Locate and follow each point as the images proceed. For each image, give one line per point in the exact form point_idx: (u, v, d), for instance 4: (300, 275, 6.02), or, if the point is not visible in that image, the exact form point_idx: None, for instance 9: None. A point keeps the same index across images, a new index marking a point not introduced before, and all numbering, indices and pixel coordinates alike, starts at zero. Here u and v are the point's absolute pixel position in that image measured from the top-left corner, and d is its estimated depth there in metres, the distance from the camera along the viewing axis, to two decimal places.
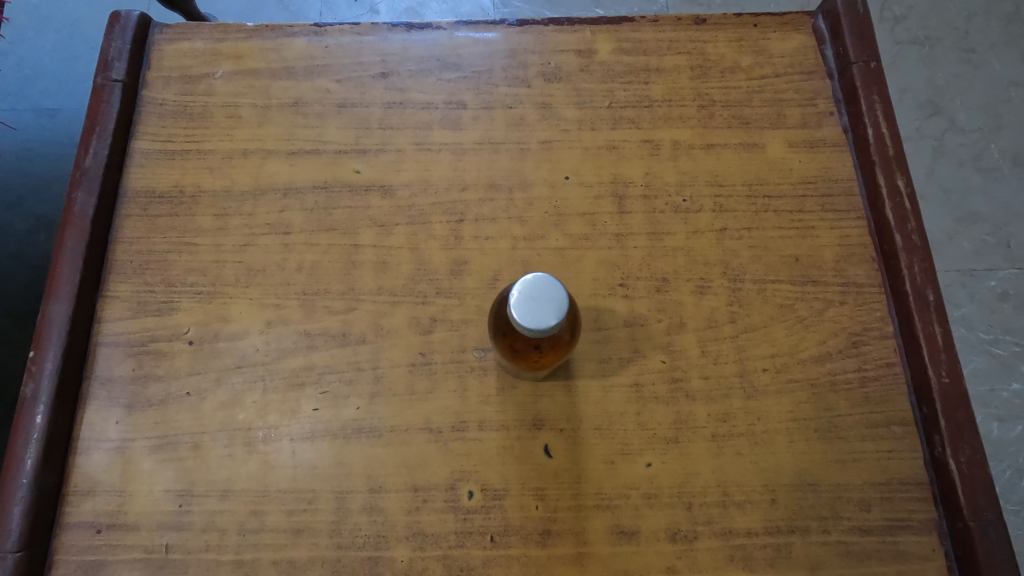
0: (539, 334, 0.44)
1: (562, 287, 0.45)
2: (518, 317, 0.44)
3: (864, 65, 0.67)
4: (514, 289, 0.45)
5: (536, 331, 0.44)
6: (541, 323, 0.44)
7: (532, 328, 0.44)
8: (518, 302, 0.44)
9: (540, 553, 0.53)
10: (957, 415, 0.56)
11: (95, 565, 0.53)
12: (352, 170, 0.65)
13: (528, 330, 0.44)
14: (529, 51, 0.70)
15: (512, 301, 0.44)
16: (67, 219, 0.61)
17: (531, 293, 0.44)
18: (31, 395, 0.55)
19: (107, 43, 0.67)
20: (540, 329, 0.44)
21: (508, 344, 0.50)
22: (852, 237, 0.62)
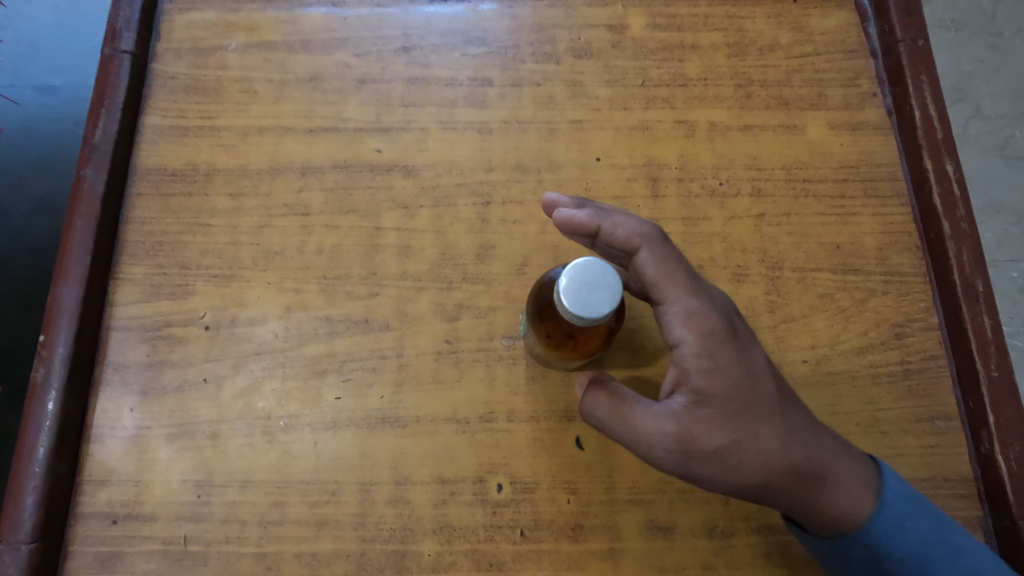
0: (587, 322, 0.42)
1: (615, 273, 0.42)
2: (569, 305, 0.41)
3: (911, 44, 0.64)
4: (563, 274, 0.42)
5: (586, 320, 0.42)
6: (592, 313, 0.41)
7: (582, 317, 0.41)
8: (568, 287, 0.41)
9: (571, 548, 0.52)
10: (1006, 409, 0.54)
11: (112, 556, 0.51)
12: (372, 149, 0.62)
13: (576, 318, 0.42)
14: (558, 26, 0.66)
15: (561, 287, 0.42)
16: (76, 197, 0.58)
17: (581, 278, 0.42)
18: (41, 380, 0.53)
19: (114, 13, 0.64)
20: (591, 318, 0.41)
21: (544, 330, 0.47)
22: (895, 224, 0.60)
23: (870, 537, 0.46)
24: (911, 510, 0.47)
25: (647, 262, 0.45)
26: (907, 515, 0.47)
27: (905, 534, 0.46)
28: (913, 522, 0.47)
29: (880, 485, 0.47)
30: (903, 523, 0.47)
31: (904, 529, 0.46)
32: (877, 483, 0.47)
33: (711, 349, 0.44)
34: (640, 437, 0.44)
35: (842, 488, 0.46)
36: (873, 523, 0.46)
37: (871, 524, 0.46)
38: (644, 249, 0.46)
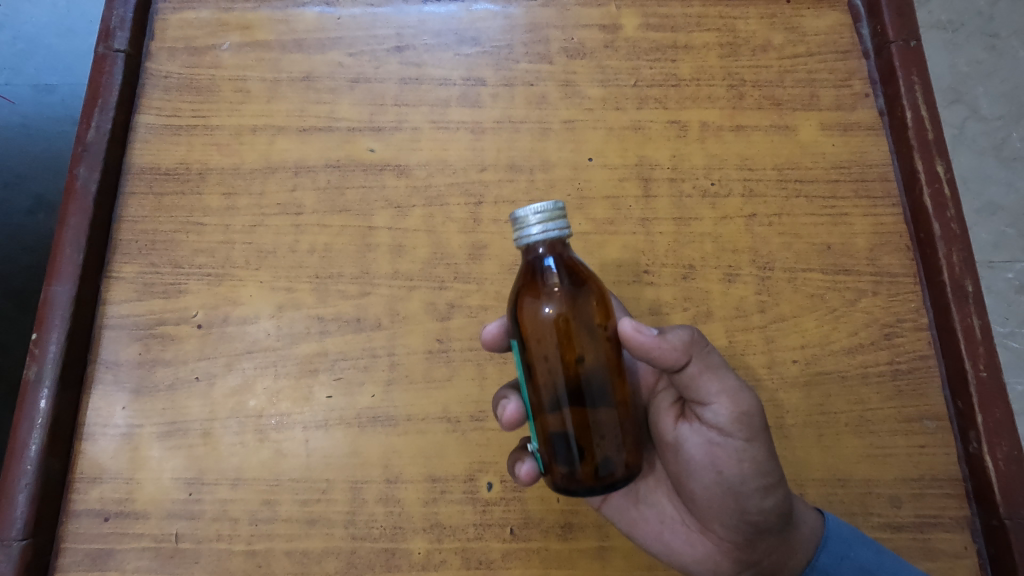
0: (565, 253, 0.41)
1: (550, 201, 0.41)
2: (540, 224, 0.39)
3: (903, 44, 0.64)
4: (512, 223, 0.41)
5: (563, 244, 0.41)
6: (564, 224, 0.40)
7: (560, 229, 0.40)
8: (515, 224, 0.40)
9: (561, 546, 0.52)
10: (995, 409, 0.54)
11: (103, 554, 0.51)
12: (365, 148, 0.62)
13: (551, 236, 0.39)
14: (551, 26, 0.66)
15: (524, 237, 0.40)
16: (69, 196, 0.58)
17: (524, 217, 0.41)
18: (34, 378, 0.53)
19: (108, 12, 0.64)
20: (567, 228, 0.40)
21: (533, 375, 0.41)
22: (886, 225, 0.60)
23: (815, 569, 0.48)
24: (850, 541, 0.48)
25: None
26: (847, 544, 0.48)
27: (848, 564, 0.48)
28: (854, 551, 0.48)
29: (819, 525, 0.48)
30: (846, 553, 0.48)
31: (846, 559, 0.48)
32: (819, 522, 0.49)
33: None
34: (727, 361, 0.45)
35: (800, 514, 0.48)
36: (818, 554, 0.48)
37: (817, 557, 0.48)
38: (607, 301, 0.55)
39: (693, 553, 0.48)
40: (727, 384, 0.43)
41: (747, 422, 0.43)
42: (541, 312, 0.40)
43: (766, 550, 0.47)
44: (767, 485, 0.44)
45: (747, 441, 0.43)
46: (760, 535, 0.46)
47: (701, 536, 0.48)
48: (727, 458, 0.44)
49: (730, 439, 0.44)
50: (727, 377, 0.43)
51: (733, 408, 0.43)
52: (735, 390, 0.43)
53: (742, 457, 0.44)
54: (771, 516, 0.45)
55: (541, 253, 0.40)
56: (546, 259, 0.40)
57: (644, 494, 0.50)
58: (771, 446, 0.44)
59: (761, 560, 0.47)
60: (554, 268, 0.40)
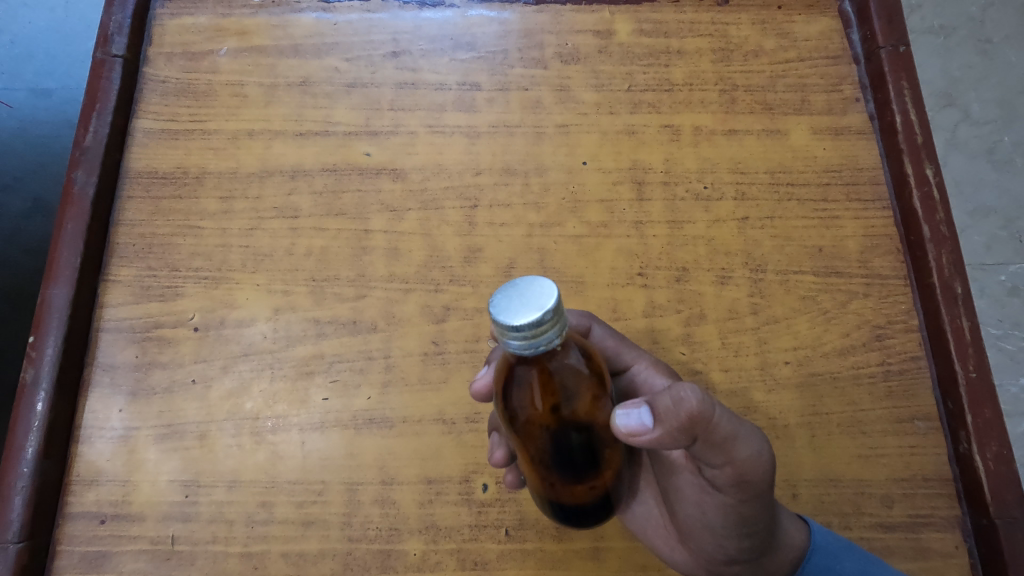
0: (553, 359, 0.36)
1: (552, 295, 0.33)
2: (525, 340, 0.33)
3: (892, 50, 0.65)
4: (501, 294, 0.34)
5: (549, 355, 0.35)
6: (554, 335, 0.34)
7: (549, 343, 0.33)
8: (500, 301, 0.34)
9: (556, 548, 0.52)
10: (984, 410, 0.54)
11: (99, 557, 0.51)
12: (361, 152, 0.63)
13: (537, 350, 0.34)
14: (545, 31, 0.67)
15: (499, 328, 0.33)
16: (67, 200, 0.59)
17: (517, 297, 0.34)
18: (31, 381, 0.54)
19: (106, 18, 0.65)
20: (559, 338, 0.34)
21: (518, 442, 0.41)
22: (877, 228, 0.61)
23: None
24: (838, 553, 0.48)
25: (602, 334, 0.53)
26: (835, 557, 0.48)
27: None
28: (841, 564, 0.48)
29: (805, 540, 0.49)
30: (831, 565, 0.48)
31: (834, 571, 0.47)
32: (804, 536, 0.49)
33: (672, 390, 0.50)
34: (739, 430, 0.40)
35: (785, 534, 0.48)
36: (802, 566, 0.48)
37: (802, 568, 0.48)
38: (598, 321, 0.53)
39: (670, 557, 0.50)
40: (733, 458, 0.40)
41: (743, 486, 0.41)
42: (528, 421, 0.37)
43: (741, 571, 0.49)
44: (748, 530, 0.45)
45: (740, 500, 0.43)
46: (733, 562, 0.48)
47: (680, 545, 0.50)
48: (714, 504, 0.44)
49: (722, 494, 0.43)
50: (735, 452, 0.40)
51: (733, 476, 0.41)
52: (737, 461, 0.40)
53: (730, 510, 0.44)
54: (746, 549, 0.46)
55: (525, 363, 0.35)
56: (530, 370, 0.36)
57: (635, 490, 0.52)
58: (765, 502, 0.43)
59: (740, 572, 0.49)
60: (540, 379, 0.36)
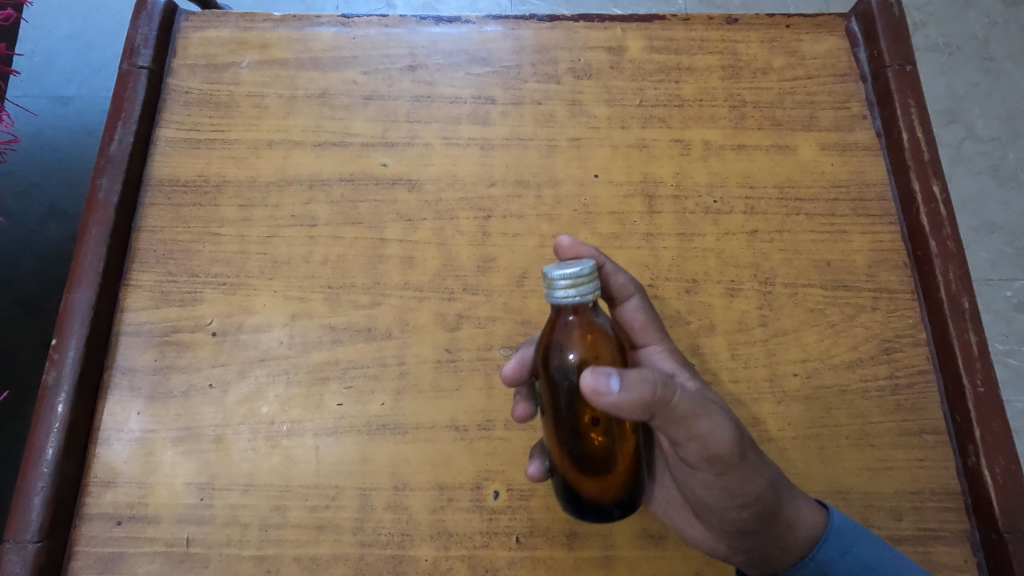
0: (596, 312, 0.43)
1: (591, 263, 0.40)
2: (563, 288, 0.39)
3: (899, 68, 0.66)
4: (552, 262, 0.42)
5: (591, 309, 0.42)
6: (589, 292, 0.40)
7: (581, 296, 0.40)
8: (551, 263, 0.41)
9: (566, 556, 0.53)
10: (992, 424, 0.55)
11: (115, 558, 0.52)
12: (378, 163, 0.64)
13: (573, 300, 0.40)
14: (559, 47, 0.69)
15: (550, 277, 0.40)
16: (91, 207, 0.60)
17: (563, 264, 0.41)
18: (53, 382, 0.55)
19: (133, 30, 0.67)
20: (592, 294, 0.40)
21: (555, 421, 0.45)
22: (884, 243, 0.62)
23: (814, 560, 0.48)
24: (856, 536, 0.48)
25: (634, 309, 0.55)
26: (853, 540, 0.48)
27: (851, 559, 0.47)
28: (858, 548, 0.48)
29: (821, 522, 0.49)
30: (848, 548, 0.48)
31: (849, 554, 0.47)
32: (822, 518, 0.49)
33: (681, 373, 0.52)
34: (699, 407, 0.41)
35: (798, 513, 0.48)
36: (819, 548, 0.48)
37: (817, 549, 0.48)
38: (639, 294, 0.55)
39: (691, 535, 0.52)
40: (693, 433, 0.42)
41: (716, 462, 0.43)
42: (562, 366, 0.42)
43: (755, 547, 0.49)
44: (745, 502, 0.45)
45: (718, 474, 0.44)
46: (747, 536, 0.48)
47: (698, 521, 0.51)
48: (704, 483, 0.46)
49: (702, 471, 0.45)
50: (695, 429, 0.41)
51: (701, 452, 0.43)
52: (703, 434, 0.42)
53: (716, 484, 0.45)
54: (755, 520, 0.47)
55: (569, 311, 0.42)
56: (572, 318, 0.42)
57: (655, 475, 0.54)
58: (749, 475, 0.44)
59: (754, 550, 0.49)
60: (583, 327, 0.42)
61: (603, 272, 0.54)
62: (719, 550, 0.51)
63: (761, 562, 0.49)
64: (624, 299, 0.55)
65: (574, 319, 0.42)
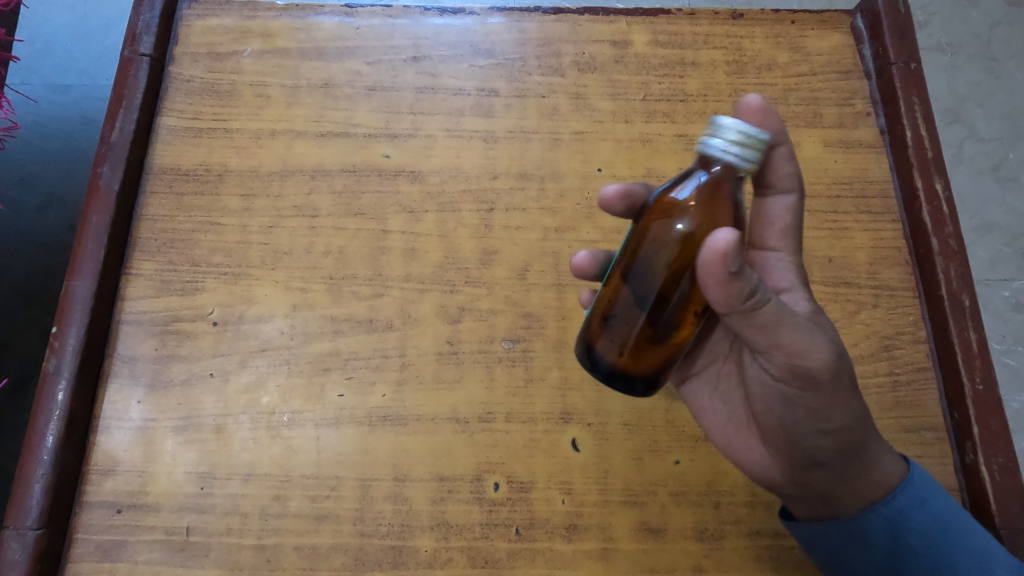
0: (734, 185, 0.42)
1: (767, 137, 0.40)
2: (727, 142, 0.39)
3: (904, 66, 0.66)
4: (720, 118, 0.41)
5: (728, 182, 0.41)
6: (750, 156, 0.40)
7: (733, 151, 0.39)
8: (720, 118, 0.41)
9: (565, 547, 0.53)
10: (990, 421, 0.55)
11: (114, 546, 0.52)
12: (381, 154, 0.64)
13: (733, 160, 0.40)
14: (563, 40, 0.69)
15: (721, 123, 0.40)
16: (92, 194, 0.60)
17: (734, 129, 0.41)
18: (53, 370, 0.55)
19: (135, 18, 0.66)
20: (742, 157, 0.40)
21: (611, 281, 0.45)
22: (886, 240, 0.62)
23: (889, 508, 0.49)
24: (932, 492, 0.49)
25: (783, 207, 0.51)
26: (929, 492, 0.49)
27: (927, 510, 0.49)
28: (935, 500, 0.49)
29: (902, 471, 0.50)
30: (926, 499, 0.49)
31: (921, 507, 0.49)
32: (901, 470, 0.50)
33: (798, 291, 0.50)
34: (788, 316, 0.42)
35: (880, 461, 0.49)
36: (895, 494, 0.49)
37: (894, 497, 0.49)
38: (797, 193, 0.51)
39: (746, 459, 0.52)
40: (777, 343, 0.43)
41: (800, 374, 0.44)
42: (667, 228, 0.42)
43: (822, 480, 0.50)
44: (827, 429, 0.47)
45: (802, 390, 0.45)
46: (816, 467, 0.49)
47: (759, 445, 0.51)
48: (778, 395, 0.47)
49: (785, 385, 0.46)
50: (785, 337, 0.43)
51: (784, 364, 0.44)
52: (784, 344, 0.43)
53: (795, 401, 0.46)
54: (831, 453, 0.48)
55: (715, 167, 0.41)
56: (704, 175, 0.41)
57: (722, 389, 0.53)
58: (836, 401, 0.45)
59: (813, 484, 0.50)
60: (706, 190, 0.41)
61: (773, 150, 0.50)
62: (772, 478, 0.51)
63: (818, 497, 0.50)
64: (776, 193, 0.51)
65: (708, 175, 0.41)
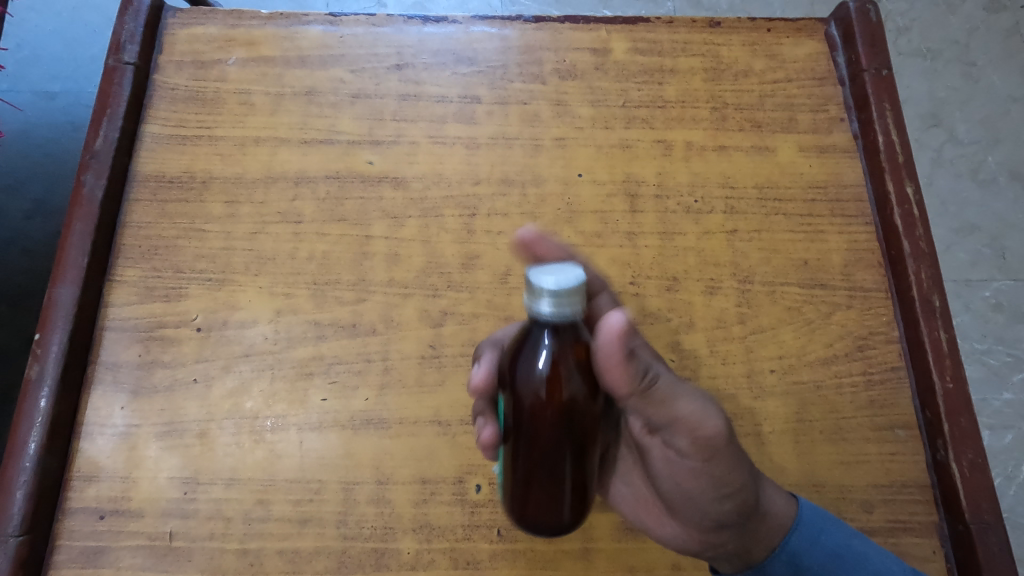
0: (571, 334, 0.40)
1: (579, 276, 0.38)
2: (547, 305, 0.38)
3: (876, 73, 0.68)
4: (535, 273, 0.39)
5: (579, 352, 0.40)
6: (571, 309, 0.38)
7: (552, 308, 0.38)
8: (534, 274, 0.38)
9: (546, 548, 0.54)
10: (961, 419, 0.57)
11: (98, 552, 0.52)
12: (364, 161, 0.65)
13: (554, 317, 0.38)
14: (544, 48, 0.70)
15: (538, 287, 0.38)
16: (76, 201, 0.60)
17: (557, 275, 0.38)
18: (35, 377, 0.55)
19: (119, 26, 0.67)
20: (557, 308, 0.38)
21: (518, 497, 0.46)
22: (860, 242, 0.63)
23: (785, 550, 0.51)
24: (823, 526, 0.50)
25: (608, 303, 0.51)
26: (820, 530, 0.50)
27: (820, 546, 0.50)
28: (826, 536, 0.50)
29: (793, 512, 0.51)
30: (818, 536, 0.50)
31: (817, 543, 0.50)
32: (792, 508, 0.51)
33: None
34: (677, 388, 0.45)
35: (769, 502, 0.50)
36: (789, 537, 0.50)
37: (788, 537, 0.50)
38: (609, 289, 0.52)
39: (662, 534, 0.52)
40: (677, 414, 0.44)
41: (705, 445, 0.45)
42: (530, 368, 0.41)
43: (731, 538, 0.50)
44: (728, 494, 0.47)
45: (706, 462, 0.46)
46: (722, 529, 0.50)
47: (669, 519, 0.52)
48: (683, 469, 0.48)
49: (690, 459, 0.46)
50: (679, 408, 0.44)
51: (690, 440, 0.45)
52: (677, 415, 0.44)
53: (701, 473, 0.47)
54: (733, 515, 0.49)
55: (546, 328, 0.40)
56: (549, 339, 0.40)
57: (621, 471, 0.55)
58: (733, 462, 0.46)
59: (726, 544, 0.50)
60: (554, 347, 0.40)
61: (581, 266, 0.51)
62: (690, 547, 0.52)
63: (738, 557, 0.51)
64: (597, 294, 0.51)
65: (552, 339, 0.40)
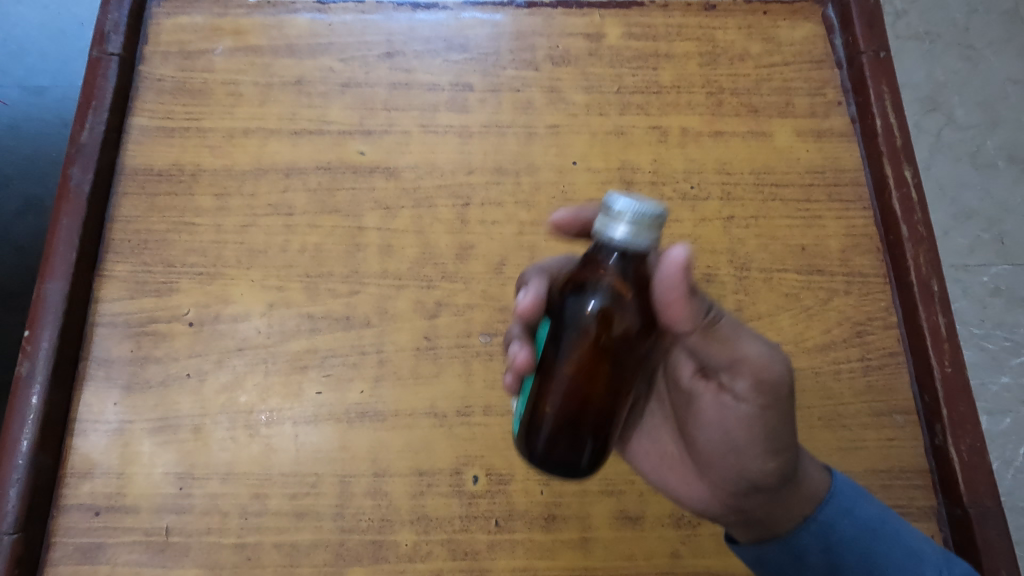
0: (638, 266, 0.40)
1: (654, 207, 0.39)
2: (625, 224, 0.38)
3: (873, 55, 0.67)
4: (616, 199, 0.39)
5: (635, 285, 0.39)
6: (648, 235, 0.39)
7: (626, 231, 0.39)
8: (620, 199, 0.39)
9: (544, 538, 0.54)
10: (959, 404, 0.56)
11: (94, 548, 0.52)
12: (355, 151, 0.64)
13: (626, 241, 0.39)
14: (537, 33, 0.69)
15: (618, 210, 0.39)
16: (63, 196, 0.60)
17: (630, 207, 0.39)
18: (26, 374, 0.54)
19: (103, 16, 0.66)
20: (631, 233, 0.39)
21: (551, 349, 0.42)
22: (858, 228, 0.63)
23: (817, 522, 0.47)
24: (856, 499, 0.49)
25: None
26: (852, 502, 0.48)
27: (853, 519, 0.48)
28: (859, 508, 0.48)
29: (826, 484, 0.49)
30: (848, 510, 0.48)
31: (849, 515, 0.48)
32: (826, 479, 0.49)
33: None
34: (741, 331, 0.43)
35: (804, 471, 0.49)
36: (820, 508, 0.48)
37: (819, 511, 0.48)
38: None
39: (687, 494, 0.50)
40: (740, 355, 0.42)
41: (767, 389, 0.43)
42: (580, 304, 0.40)
43: (761, 505, 0.47)
44: (776, 451, 0.45)
45: (762, 408, 0.43)
46: (753, 495, 0.47)
47: (696, 481, 0.49)
48: (737, 416, 0.45)
49: (745, 407, 0.44)
50: (742, 349, 0.42)
51: (749, 380, 0.43)
52: (741, 355, 0.42)
53: (753, 423, 0.44)
54: (773, 479, 0.46)
55: (614, 254, 0.39)
56: (613, 267, 0.40)
57: (649, 429, 0.52)
58: (788, 414, 0.44)
59: (751, 510, 0.48)
60: (614, 265, 0.39)
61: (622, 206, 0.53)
62: (711, 510, 0.49)
63: (760, 524, 0.48)
64: None
65: (617, 260, 0.39)
